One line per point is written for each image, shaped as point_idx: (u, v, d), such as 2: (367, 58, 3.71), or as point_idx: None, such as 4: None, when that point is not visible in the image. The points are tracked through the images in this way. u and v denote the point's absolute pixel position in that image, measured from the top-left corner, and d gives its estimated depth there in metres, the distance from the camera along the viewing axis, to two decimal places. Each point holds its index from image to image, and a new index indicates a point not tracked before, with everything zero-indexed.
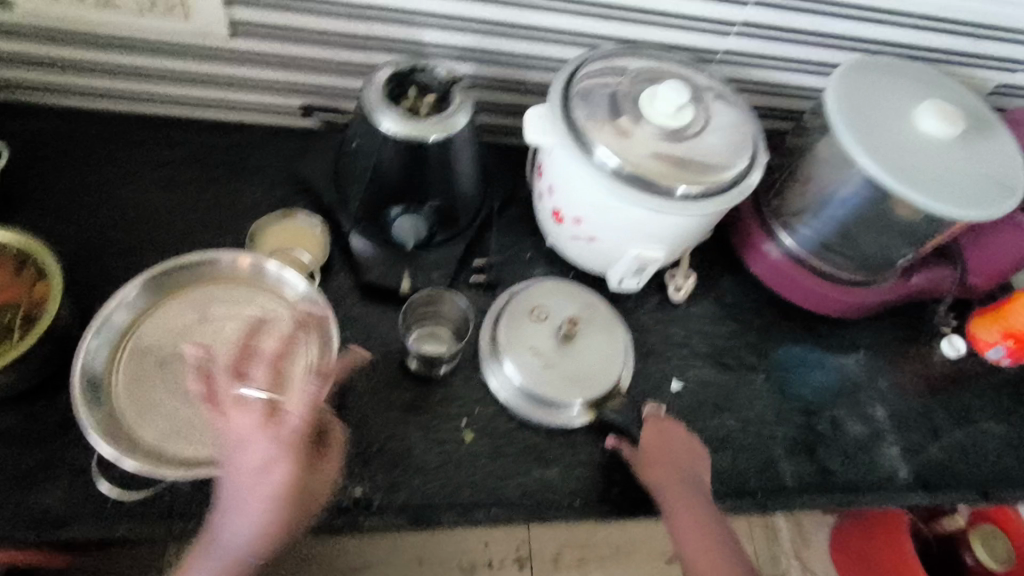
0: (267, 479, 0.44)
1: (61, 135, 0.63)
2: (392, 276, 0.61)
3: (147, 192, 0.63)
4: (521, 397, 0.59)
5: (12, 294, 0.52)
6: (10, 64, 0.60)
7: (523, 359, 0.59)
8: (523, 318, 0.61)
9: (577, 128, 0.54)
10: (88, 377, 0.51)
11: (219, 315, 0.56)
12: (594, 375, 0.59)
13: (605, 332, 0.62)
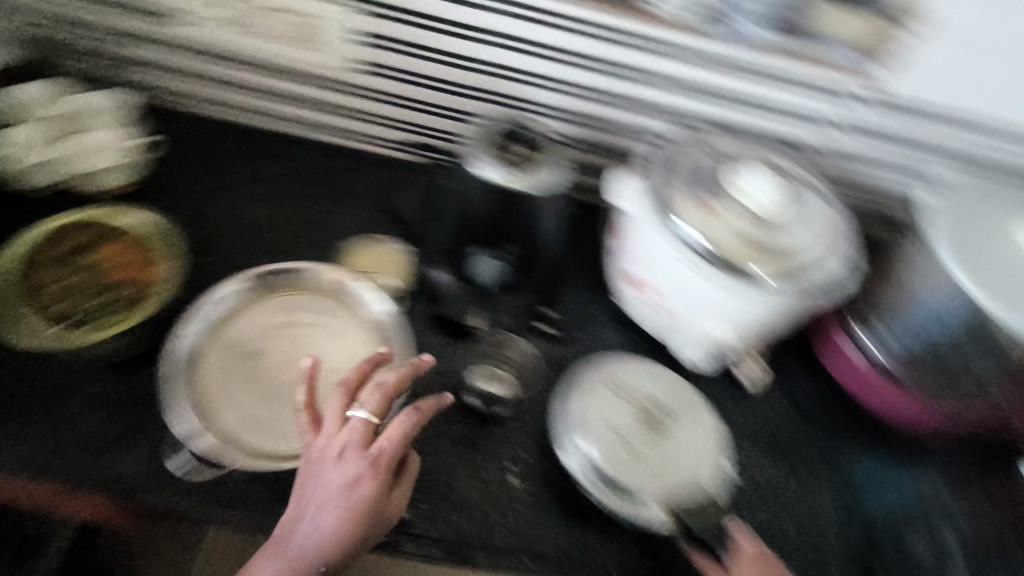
0: (351, 496, 0.47)
1: (198, 141, 0.72)
2: (464, 312, 0.63)
3: (259, 202, 0.69)
4: (598, 481, 0.56)
5: (132, 269, 0.60)
6: (168, 76, 0.69)
7: (606, 441, 0.58)
8: (610, 396, 0.60)
9: (664, 201, 0.56)
10: (179, 358, 0.56)
11: (305, 323, 0.61)
12: (681, 469, 0.58)
13: (694, 423, 0.61)
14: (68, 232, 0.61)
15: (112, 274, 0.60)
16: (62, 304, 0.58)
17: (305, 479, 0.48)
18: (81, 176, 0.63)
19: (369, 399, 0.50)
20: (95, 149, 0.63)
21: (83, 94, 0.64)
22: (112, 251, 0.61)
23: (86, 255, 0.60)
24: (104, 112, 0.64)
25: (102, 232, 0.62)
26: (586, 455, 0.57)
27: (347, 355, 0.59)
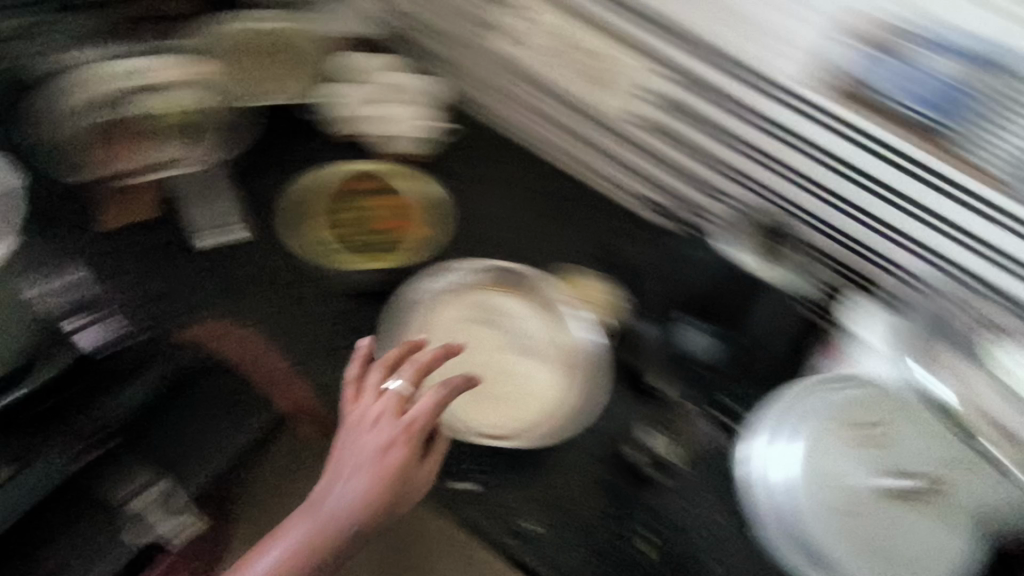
0: (383, 458, 0.53)
1: (482, 144, 0.86)
2: (654, 371, 0.67)
3: (511, 209, 0.81)
4: (801, 551, 0.56)
5: (397, 224, 0.76)
6: (482, 89, 0.85)
7: (827, 514, 0.56)
8: (847, 455, 0.58)
9: (919, 351, 0.60)
10: (414, 302, 0.69)
11: (513, 320, 0.69)
12: (913, 559, 0.56)
13: (945, 503, 0.57)
14: (361, 179, 0.79)
15: (382, 223, 0.76)
16: (342, 233, 0.75)
17: (341, 444, 0.55)
18: (389, 139, 0.81)
19: (404, 373, 0.57)
20: (409, 123, 0.82)
21: (405, 73, 0.84)
22: (385, 204, 0.78)
23: (368, 202, 0.78)
24: (423, 99, 0.84)
25: (384, 188, 0.79)
26: (799, 517, 0.56)
27: (541, 363, 0.67)
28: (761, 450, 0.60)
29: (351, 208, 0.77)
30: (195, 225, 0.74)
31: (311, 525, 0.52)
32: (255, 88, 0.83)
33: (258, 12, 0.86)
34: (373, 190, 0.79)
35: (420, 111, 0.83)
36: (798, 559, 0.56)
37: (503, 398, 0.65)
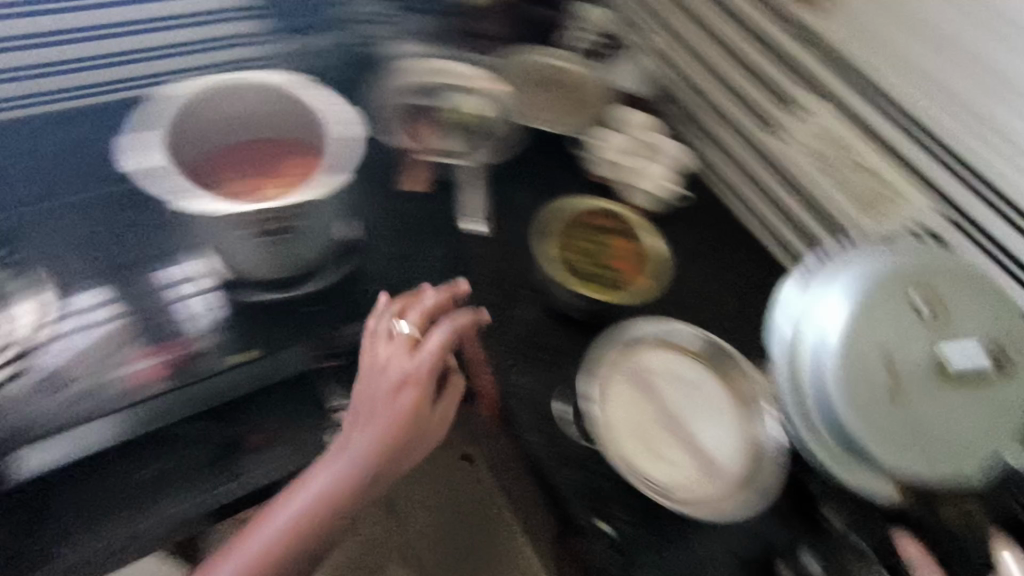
0: (397, 402, 0.66)
1: (713, 217, 0.89)
2: (825, 495, 0.64)
3: (725, 286, 0.83)
4: (815, 407, 0.52)
5: (624, 267, 0.82)
6: (725, 164, 0.88)
7: (868, 359, 0.51)
8: (907, 322, 0.52)
9: None
10: (623, 343, 0.74)
11: (707, 395, 0.71)
12: (955, 446, 0.50)
13: (1000, 398, 0.51)
14: (605, 215, 0.85)
15: (610, 262, 0.82)
16: (574, 257, 0.82)
17: (361, 393, 0.68)
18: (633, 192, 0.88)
19: (409, 324, 0.70)
20: (655, 184, 0.88)
21: (663, 137, 0.91)
22: (620, 246, 0.84)
23: (605, 238, 0.84)
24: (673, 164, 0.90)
25: (622, 230, 0.84)
26: (801, 356, 0.53)
27: (716, 444, 0.69)
28: (786, 311, 0.56)
29: (588, 237, 0.83)
30: (462, 206, 0.85)
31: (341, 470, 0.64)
32: (530, 110, 0.94)
33: (553, 48, 0.98)
34: (611, 229, 0.84)
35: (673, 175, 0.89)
36: (818, 416, 0.52)
37: (670, 463, 0.68)
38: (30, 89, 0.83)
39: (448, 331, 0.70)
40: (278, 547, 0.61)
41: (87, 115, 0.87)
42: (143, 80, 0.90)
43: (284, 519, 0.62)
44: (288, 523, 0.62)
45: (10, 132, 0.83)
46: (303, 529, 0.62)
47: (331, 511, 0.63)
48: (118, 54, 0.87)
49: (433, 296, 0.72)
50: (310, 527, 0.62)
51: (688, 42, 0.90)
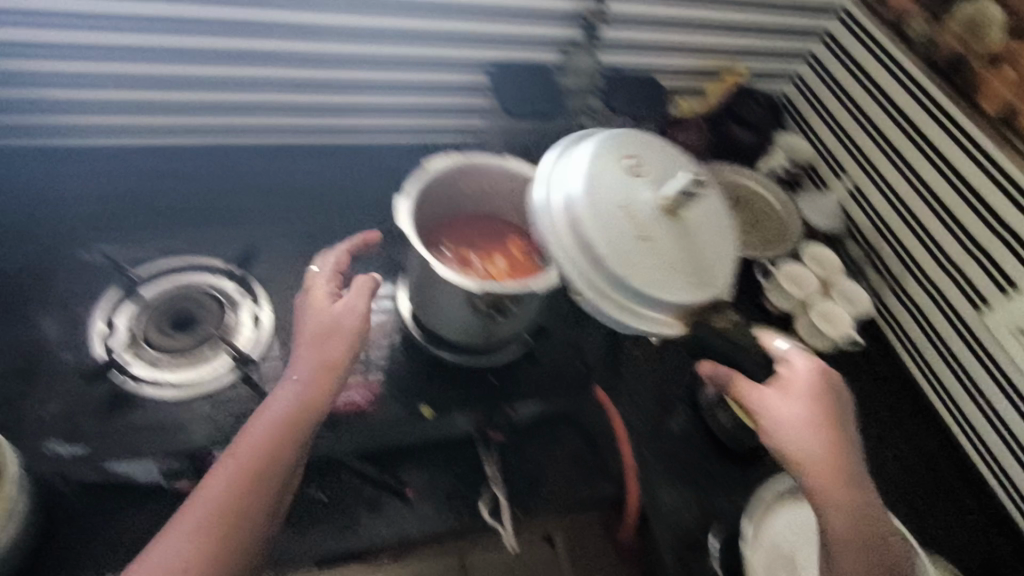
0: (308, 325, 0.61)
1: (887, 366, 0.97)
2: None
3: (886, 430, 0.91)
4: (605, 272, 0.60)
5: None
6: (904, 320, 0.97)
7: (610, 221, 0.61)
8: (633, 180, 0.65)
9: None
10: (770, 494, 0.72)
11: None
12: (684, 265, 0.63)
13: (694, 219, 0.66)
14: None
15: None
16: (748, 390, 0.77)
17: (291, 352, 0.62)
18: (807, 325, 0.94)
19: (321, 266, 0.67)
20: (830, 324, 0.93)
21: (847, 284, 0.97)
22: None
23: None
24: (854, 305, 0.96)
25: None
26: (579, 226, 0.61)
27: None
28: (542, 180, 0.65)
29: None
30: None
31: (281, 401, 0.56)
32: None
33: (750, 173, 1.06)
34: None
35: (852, 320, 0.95)
36: (592, 292, 0.60)
37: None
38: (264, 125, 0.89)
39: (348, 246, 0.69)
40: (235, 488, 0.51)
41: (308, 154, 0.94)
42: (353, 131, 0.95)
43: (228, 473, 0.52)
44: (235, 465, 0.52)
45: (246, 156, 0.90)
46: (257, 467, 0.52)
47: (280, 439, 0.54)
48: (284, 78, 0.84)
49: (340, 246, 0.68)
50: (264, 460, 0.53)
51: (897, 198, 0.97)
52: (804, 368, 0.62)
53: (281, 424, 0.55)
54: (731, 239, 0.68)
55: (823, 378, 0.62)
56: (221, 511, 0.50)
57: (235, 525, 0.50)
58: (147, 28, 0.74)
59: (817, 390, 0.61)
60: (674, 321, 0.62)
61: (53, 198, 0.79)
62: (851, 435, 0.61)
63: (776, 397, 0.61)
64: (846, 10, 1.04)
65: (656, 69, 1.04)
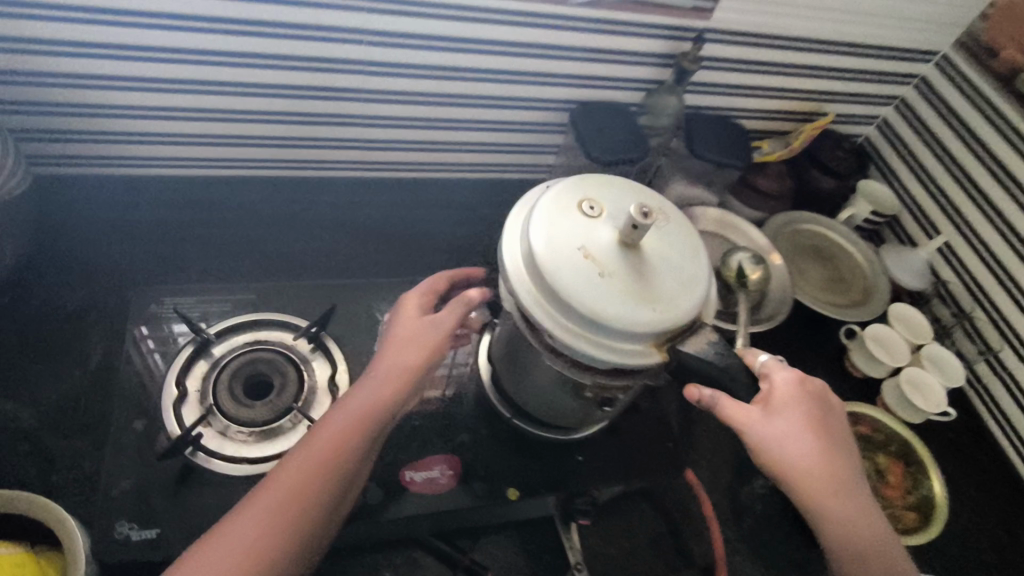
0: (397, 330, 0.59)
1: (972, 436, 0.92)
2: None
3: (971, 504, 0.86)
4: (565, 310, 0.44)
5: (897, 498, 0.74)
6: (995, 390, 0.91)
7: (562, 259, 0.44)
8: (582, 214, 0.47)
9: None
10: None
11: None
12: (653, 290, 0.45)
13: (660, 242, 0.47)
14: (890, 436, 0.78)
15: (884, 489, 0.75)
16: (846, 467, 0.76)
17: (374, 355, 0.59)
18: (894, 395, 0.89)
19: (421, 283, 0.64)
20: (919, 395, 0.88)
21: (938, 350, 0.90)
22: (896, 473, 0.76)
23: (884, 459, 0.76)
24: (945, 373, 0.90)
25: (903, 457, 0.77)
26: (536, 270, 0.44)
27: None
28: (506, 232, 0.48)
29: (869, 458, 0.76)
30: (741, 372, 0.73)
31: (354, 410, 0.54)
32: (802, 282, 0.95)
33: (837, 227, 1.00)
34: (892, 453, 0.77)
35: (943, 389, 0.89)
36: (555, 328, 0.44)
37: None
38: (334, 158, 0.86)
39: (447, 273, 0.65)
40: (290, 495, 0.50)
41: (377, 189, 0.91)
42: (423, 167, 0.92)
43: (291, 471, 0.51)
44: (297, 467, 0.51)
45: (316, 190, 0.88)
46: (309, 482, 0.51)
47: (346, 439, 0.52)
48: (356, 112, 0.81)
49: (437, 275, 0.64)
50: (325, 469, 0.51)
51: (998, 264, 0.90)
52: (787, 377, 0.50)
53: (348, 433, 0.53)
54: (706, 249, 0.49)
55: (810, 387, 0.51)
56: (277, 514, 0.49)
57: (287, 533, 0.49)
58: (219, 65, 0.70)
59: (798, 398, 0.49)
60: (649, 352, 0.45)
61: (127, 232, 0.79)
62: (845, 448, 0.51)
63: (763, 413, 0.49)
64: (946, 56, 0.96)
65: (742, 110, 0.98)
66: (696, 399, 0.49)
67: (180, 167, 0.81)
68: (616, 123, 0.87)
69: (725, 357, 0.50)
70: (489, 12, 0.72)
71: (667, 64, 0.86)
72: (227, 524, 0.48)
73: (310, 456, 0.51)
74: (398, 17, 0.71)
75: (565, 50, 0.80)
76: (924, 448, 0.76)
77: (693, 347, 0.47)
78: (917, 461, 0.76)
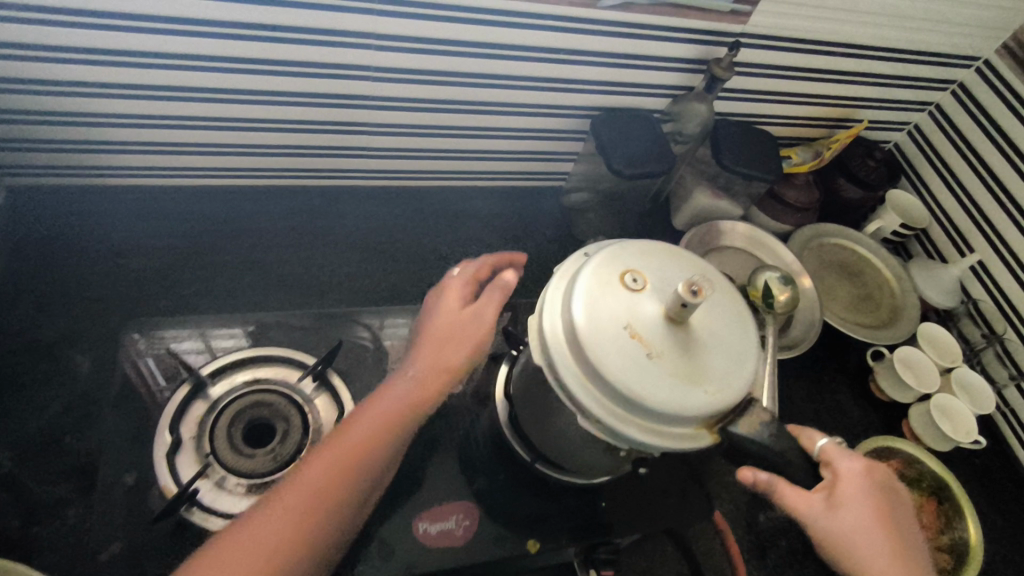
0: (439, 317, 0.56)
1: (1002, 465, 0.88)
2: None
3: (1003, 537, 0.82)
4: (611, 392, 0.42)
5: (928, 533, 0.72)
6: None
7: (608, 337, 0.43)
8: (629, 288, 0.46)
9: None
10: None
11: None
12: (702, 372, 0.44)
13: (708, 316, 0.47)
14: (919, 468, 0.76)
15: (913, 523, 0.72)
16: None
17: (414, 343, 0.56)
18: (918, 420, 0.85)
19: (464, 267, 0.60)
20: (944, 420, 0.83)
21: (964, 372, 0.86)
22: (927, 507, 0.73)
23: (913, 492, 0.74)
24: (972, 397, 0.85)
25: (933, 489, 0.74)
26: (578, 344, 0.43)
27: None
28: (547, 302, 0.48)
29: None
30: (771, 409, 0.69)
31: (381, 409, 0.51)
32: (829, 302, 0.91)
33: (867, 243, 0.96)
34: (922, 485, 0.75)
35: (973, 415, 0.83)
36: (599, 411, 0.43)
37: None
38: (337, 165, 0.82)
39: (488, 256, 0.61)
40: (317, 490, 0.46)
41: (383, 197, 0.87)
42: (430, 174, 0.87)
43: (319, 468, 0.47)
44: (319, 472, 0.47)
45: (318, 200, 0.84)
46: (336, 479, 0.47)
47: (382, 434, 0.49)
48: (362, 122, 0.75)
49: (480, 259, 0.61)
50: (348, 475, 0.47)
51: None
52: (853, 467, 0.48)
53: (374, 436, 0.49)
54: (753, 323, 0.49)
55: (874, 474, 0.48)
56: (297, 518, 0.45)
57: (306, 546, 0.45)
58: (214, 69, 0.64)
59: (864, 492, 0.47)
60: (700, 434, 0.44)
61: (115, 244, 0.73)
62: (910, 534, 0.48)
63: (827, 505, 0.46)
64: (987, 61, 0.90)
65: (768, 116, 0.92)
66: (750, 483, 0.48)
67: (174, 176, 0.77)
68: (629, 131, 0.80)
69: (781, 441, 0.45)
70: (512, 17, 0.66)
71: (696, 69, 0.80)
72: (239, 532, 0.44)
73: (330, 460, 0.48)
74: (411, 21, 0.64)
75: (589, 56, 0.73)
76: (957, 484, 0.74)
77: (745, 429, 0.44)
78: (950, 496, 0.74)
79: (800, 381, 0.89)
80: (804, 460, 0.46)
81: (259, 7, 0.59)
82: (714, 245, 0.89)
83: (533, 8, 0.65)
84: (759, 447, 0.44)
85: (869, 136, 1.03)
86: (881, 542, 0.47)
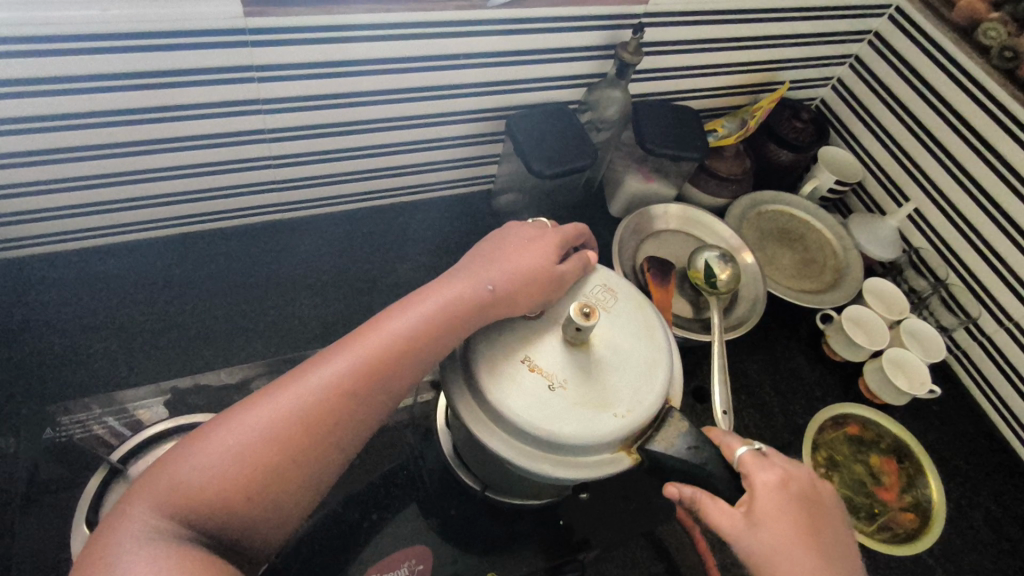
0: (528, 250, 0.53)
1: (958, 407, 0.89)
2: None
3: (967, 482, 0.82)
4: (521, 434, 0.45)
5: (893, 482, 0.79)
6: (974, 360, 0.88)
7: (510, 375, 0.46)
8: (531, 327, 0.50)
9: None
10: None
11: None
12: (609, 392, 0.47)
13: (608, 336, 0.50)
14: (876, 426, 0.83)
15: (879, 477, 0.79)
16: (840, 456, 0.80)
17: (483, 261, 0.52)
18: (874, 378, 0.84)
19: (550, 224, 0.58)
20: (895, 373, 0.82)
21: (913, 320, 0.85)
22: (887, 462, 0.80)
23: (875, 450, 0.81)
24: (924, 345, 0.84)
25: (894, 445, 0.82)
26: (484, 395, 0.45)
27: None
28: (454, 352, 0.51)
29: (863, 458, 0.80)
30: (722, 399, 0.68)
31: (429, 305, 0.47)
32: (773, 273, 0.90)
33: (802, 207, 0.96)
34: (882, 441, 0.82)
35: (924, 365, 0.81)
36: (517, 455, 0.45)
37: None
38: (245, 204, 0.77)
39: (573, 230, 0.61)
40: (328, 405, 0.42)
41: (301, 229, 0.83)
42: (349, 199, 0.84)
43: (341, 376, 0.43)
44: (347, 367, 0.43)
45: (228, 242, 0.80)
46: (347, 402, 0.42)
47: (419, 363, 0.45)
48: (256, 156, 0.71)
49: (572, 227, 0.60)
50: (376, 377, 0.43)
51: (971, 228, 0.85)
52: (769, 478, 0.47)
53: (411, 343, 0.45)
54: (660, 330, 0.52)
55: (793, 485, 0.47)
56: (301, 426, 0.41)
57: (296, 462, 0.40)
58: (76, 127, 0.59)
59: (785, 506, 0.46)
60: (619, 456, 0.46)
61: (12, 322, 0.69)
62: (839, 550, 0.47)
63: (748, 521, 0.45)
64: (899, 8, 0.88)
65: (687, 91, 0.90)
66: (675, 497, 0.47)
67: (62, 241, 0.72)
68: (543, 127, 0.77)
69: (701, 452, 0.47)
70: (387, 29, 0.62)
71: (606, 55, 0.77)
72: (251, 409, 0.41)
73: (365, 357, 0.44)
74: (289, 48, 0.60)
75: (487, 57, 0.70)
76: (912, 441, 0.82)
77: (664, 444, 0.46)
78: (907, 453, 0.81)
79: (754, 354, 0.88)
80: (724, 470, 0.47)
81: (109, 56, 0.54)
82: (649, 232, 0.86)
83: (416, 17, 0.62)
84: (677, 460, 0.46)
85: (793, 97, 1.02)
86: (809, 558, 0.45)
